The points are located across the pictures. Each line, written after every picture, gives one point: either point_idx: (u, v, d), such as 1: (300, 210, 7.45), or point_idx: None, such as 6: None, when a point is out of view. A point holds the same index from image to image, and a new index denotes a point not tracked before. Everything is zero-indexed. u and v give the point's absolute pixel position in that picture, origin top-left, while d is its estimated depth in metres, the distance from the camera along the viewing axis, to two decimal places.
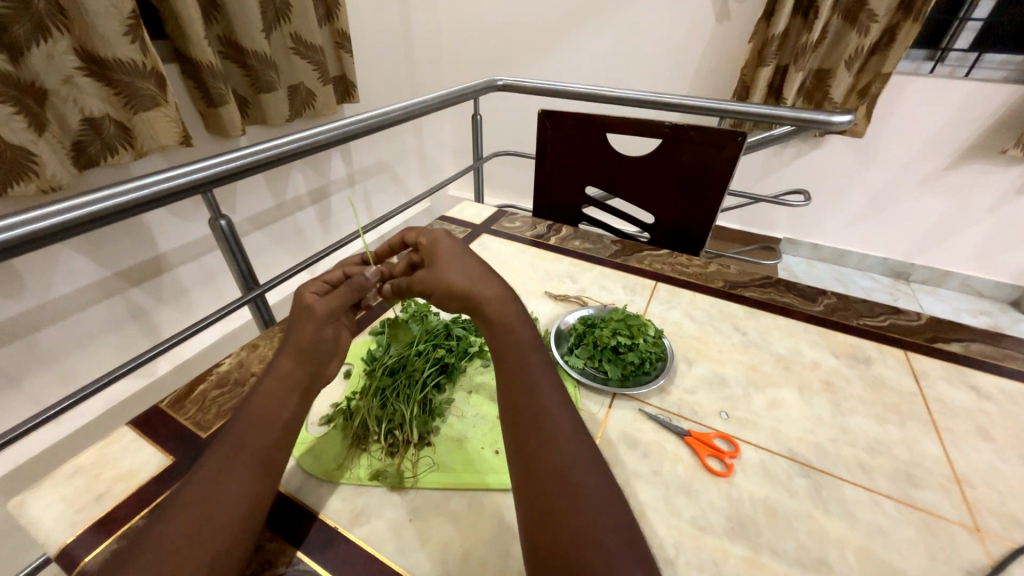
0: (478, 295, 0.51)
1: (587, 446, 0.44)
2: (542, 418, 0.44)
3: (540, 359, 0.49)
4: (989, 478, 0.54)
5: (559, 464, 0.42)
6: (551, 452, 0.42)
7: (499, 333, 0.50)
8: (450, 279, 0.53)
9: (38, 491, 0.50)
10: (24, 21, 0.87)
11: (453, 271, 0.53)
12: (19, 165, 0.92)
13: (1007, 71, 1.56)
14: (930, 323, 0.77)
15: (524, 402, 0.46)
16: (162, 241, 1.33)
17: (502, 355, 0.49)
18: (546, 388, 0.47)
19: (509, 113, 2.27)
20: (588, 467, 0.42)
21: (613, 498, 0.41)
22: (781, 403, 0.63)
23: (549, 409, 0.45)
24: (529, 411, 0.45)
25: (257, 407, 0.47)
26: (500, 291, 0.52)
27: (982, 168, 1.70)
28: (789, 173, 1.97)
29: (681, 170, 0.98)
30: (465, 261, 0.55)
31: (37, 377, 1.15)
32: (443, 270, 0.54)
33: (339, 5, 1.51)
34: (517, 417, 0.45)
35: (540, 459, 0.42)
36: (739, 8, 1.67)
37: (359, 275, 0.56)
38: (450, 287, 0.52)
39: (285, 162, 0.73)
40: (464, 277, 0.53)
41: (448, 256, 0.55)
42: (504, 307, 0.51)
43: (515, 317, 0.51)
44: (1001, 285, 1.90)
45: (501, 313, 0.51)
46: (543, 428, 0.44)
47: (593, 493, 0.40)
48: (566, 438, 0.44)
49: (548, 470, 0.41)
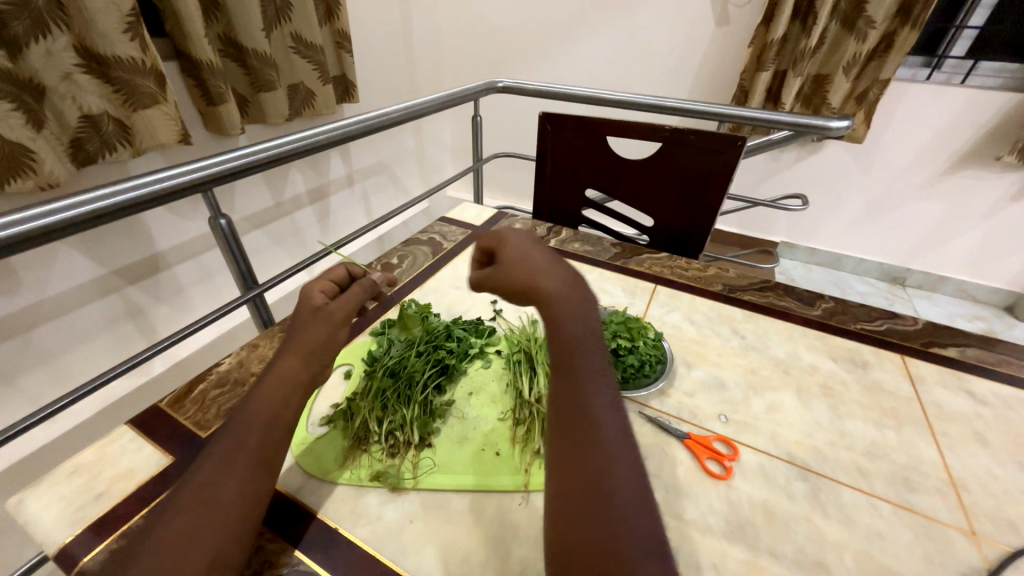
0: (547, 285, 0.46)
1: (634, 466, 0.39)
2: (589, 417, 0.40)
3: (599, 357, 0.44)
4: (985, 482, 0.55)
5: (597, 480, 0.37)
6: (592, 456, 0.38)
7: (552, 324, 0.44)
8: (510, 276, 0.49)
9: (36, 490, 0.49)
10: (23, 17, 0.86)
11: (522, 262, 0.49)
12: (17, 162, 0.92)
13: (1002, 78, 1.57)
14: (926, 327, 0.78)
15: (574, 398, 0.41)
16: (160, 239, 1.33)
17: (557, 348, 0.43)
18: (597, 389, 0.42)
19: (509, 114, 2.28)
20: (631, 480, 0.37)
21: (652, 529, 0.36)
22: (779, 406, 0.63)
23: (599, 414, 0.40)
24: (580, 406, 0.40)
25: (251, 406, 0.46)
26: (567, 280, 0.47)
27: (977, 174, 1.71)
28: (786, 177, 1.99)
29: (680, 175, 0.99)
30: (540, 255, 0.51)
31: (32, 374, 1.15)
32: (510, 265, 0.49)
33: (340, 5, 1.50)
34: (562, 417, 0.40)
35: (578, 469, 0.38)
36: (739, 12, 1.68)
37: (367, 279, 0.61)
38: (512, 278, 0.48)
39: (284, 162, 0.73)
40: (542, 266, 0.49)
41: (522, 247, 0.51)
42: (569, 295, 0.46)
43: (577, 307, 0.45)
44: (995, 290, 1.91)
45: (559, 304, 0.45)
46: (586, 434, 0.39)
47: (628, 517, 0.35)
48: (614, 452, 0.38)
49: (584, 484, 0.37)
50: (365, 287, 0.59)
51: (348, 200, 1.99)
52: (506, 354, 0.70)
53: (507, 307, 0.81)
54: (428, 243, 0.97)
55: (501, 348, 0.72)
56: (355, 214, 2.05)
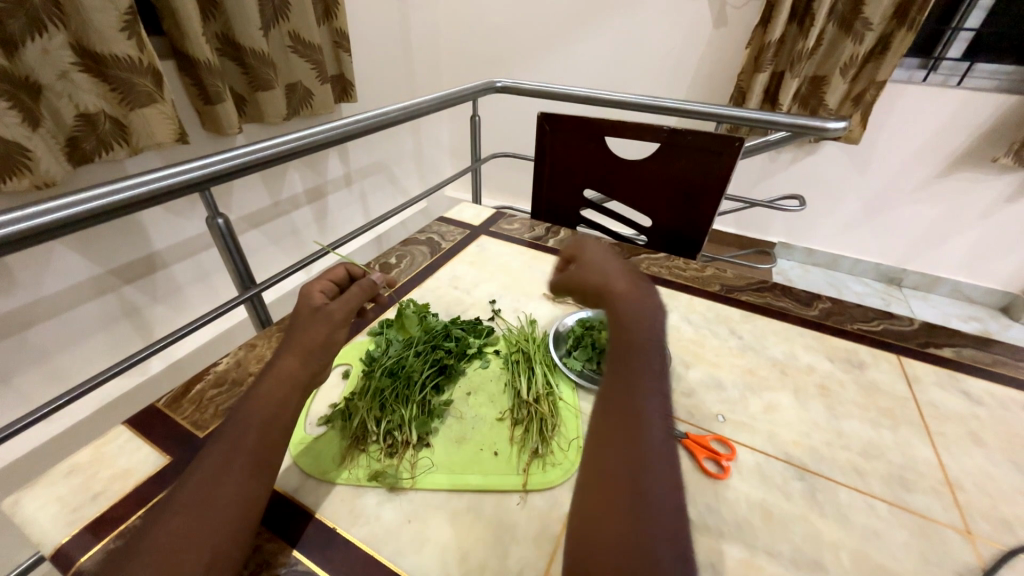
0: (615, 287, 0.49)
1: (670, 473, 0.39)
2: (636, 416, 0.41)
3: (657, 360, 0.44)
4: (980, 481, 0.55)
5: (628, 475, 0.38)
6: (631, 451, 0.39)
7: (617, 323, 0.47)
8: (586, 276, 0.53)
9: (31, 491, 0.49)
10: (19, 16, 0.86)
11: (599, 267, 0.53)
12: (13, 161, 0.91)
13: (997, 80, 1.59)
14: (922, 328, 0.78)
15: (623, 396, 0.42)
16: (157, 238, 1.32)
17: (616, 345, 0.45)
18: (646, 392, 0.42)
19: (507, 115, 2.28)
20: (665, 482, 0.38)
21: (676, 534, 0.36)
22: (776, 406, 0.63)
23: (644, 415, 0.41)
24: (629, 405, 0.42)
25: (250, 405, 0.46)
26: (635, 283, 0.50)
27: (973, 176, 1.72)
28: (783, 178, 1.99)
29: (677, 175, 0.99)
30: (615, 262, 0.54)
31: (27, 374, 1.14)
32: (585, 267, 0.54)
33: (338, 4, 1.50)
34: (608, 413, 0.42)
35: (613, 462, 0.39)
36: (737, 14, 1.69)
37: (366, 279, 0.61)
38: (585, 279, 0.53)
39: (281, 162, 0.73)
40: (618, 272, 0.51)
41: (600, 254, 0.55)
42: (635, 300, 0.48)
43: (639, 307, 0.47)
44: (990, 290, 1.92)
45: (622, 302, 0.48)
46: (629, 429, 0.40)
47: (654, 517, 0.36)
48: (651, 454, 0.39)
49: (615, 477, 0.38)
50: (364, 287, 0.59)
51: (346, 200, 1.99)
52: (504, 354, 0.70)
53: (506, 307, 0.81)
54: (426, 243, 0.97)
55: (499, 348, 0.72)
56: (352, 213, 2.05)
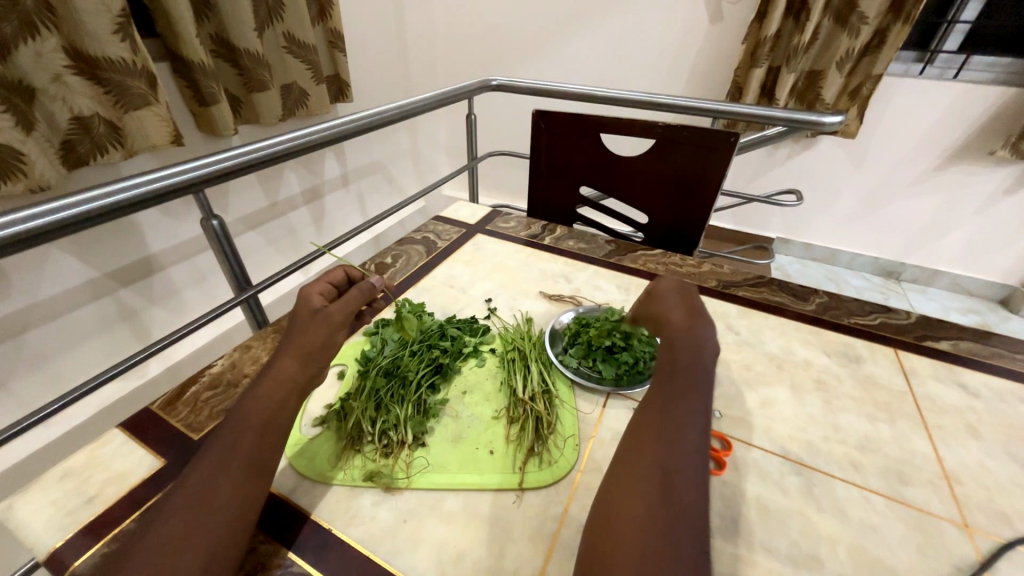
0: (672, 321, 0.55)
1: (697, 486, 0.42)
2: (673, 431, 0.45)
3: (700, 386, 0.49)
4: (977, 475, 0.55)
5: (656, 480, 0.42)
6: (663, 459, 0.43)
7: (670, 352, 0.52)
8: (654, 309, 0.59)
9: (25, 495, 0.49)
10: (11, 19, 0.85)
11: (664, 301, 0.59)
12: (7, 164, 0.91)
13: (994, 72, 1.58)
14: (919, 322, 0.78)
15: (662, 411, 0.47)
16: (152, 241, 1.32)
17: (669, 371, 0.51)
18: (685, 412, 0.47)
19: (503, 113, 2.28)
20: (690, 490, 0.42)
21: (694, 534, 0.39)
22: (773, 402, 0.63)
23: (682, 433, 0.45)
24: (666, 420, 0.46)
25: (249, 406, 0.46)
26: (693, 320, 0.55)
27: (971, 168, 1.71)
28: (781, 173, 1.99)
29: (673, 172, 0.99)
30: (682, 296, 0.59)
31: (24, 378, 1.14)
32: (656, 300, 0.60)
33: (332, 4, 1.49)
34: (648, 424, 0.47)
35: (643, 465, 0.43)
36: (733, 9, 1.68)
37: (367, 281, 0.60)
38: (650, 313, 0.59)
39: (274, 162, 0.72)
40: (682, 309, 0.57)
41: (669, 291, 0.61)
42: (690, 336, 0.53)
43: (691, 340, 0.52)
44: (990, 283, 1.92)
45: (675, 334, 0.54)
46: (665, 439, 0.45)
47: (678, 522, 0.39)
48: (685, 465, 0.43)
49: (649, 478, 0.42)
50: (362, 289, 0.58)
51: (343, 200, 1.99)
52: (499, 352, 0.69)
53: (502, 305, 0.81)
54: (422, 242, 0.97)
55: (495, 346, 0.71)
56: (350, 214, 2.05)
